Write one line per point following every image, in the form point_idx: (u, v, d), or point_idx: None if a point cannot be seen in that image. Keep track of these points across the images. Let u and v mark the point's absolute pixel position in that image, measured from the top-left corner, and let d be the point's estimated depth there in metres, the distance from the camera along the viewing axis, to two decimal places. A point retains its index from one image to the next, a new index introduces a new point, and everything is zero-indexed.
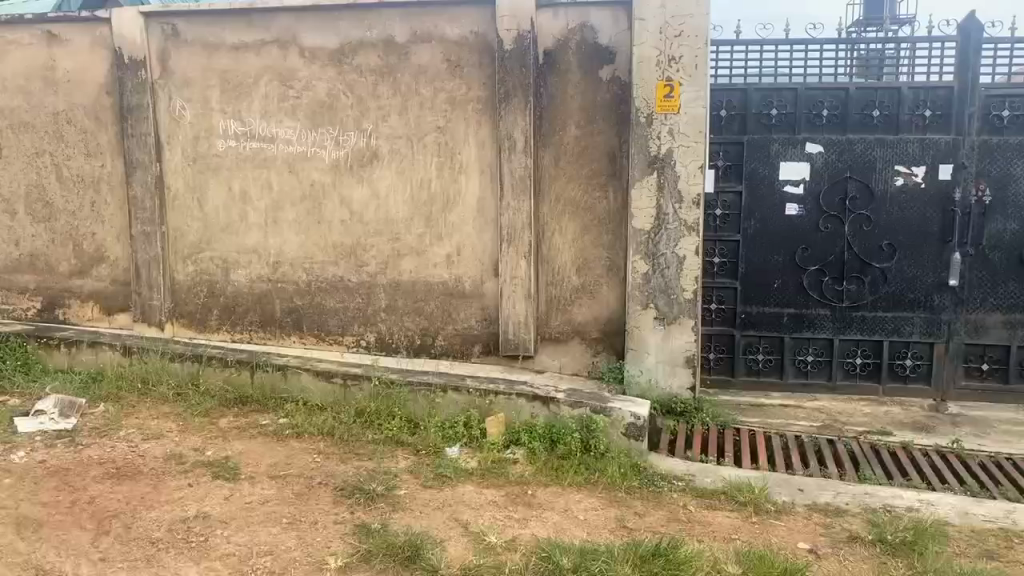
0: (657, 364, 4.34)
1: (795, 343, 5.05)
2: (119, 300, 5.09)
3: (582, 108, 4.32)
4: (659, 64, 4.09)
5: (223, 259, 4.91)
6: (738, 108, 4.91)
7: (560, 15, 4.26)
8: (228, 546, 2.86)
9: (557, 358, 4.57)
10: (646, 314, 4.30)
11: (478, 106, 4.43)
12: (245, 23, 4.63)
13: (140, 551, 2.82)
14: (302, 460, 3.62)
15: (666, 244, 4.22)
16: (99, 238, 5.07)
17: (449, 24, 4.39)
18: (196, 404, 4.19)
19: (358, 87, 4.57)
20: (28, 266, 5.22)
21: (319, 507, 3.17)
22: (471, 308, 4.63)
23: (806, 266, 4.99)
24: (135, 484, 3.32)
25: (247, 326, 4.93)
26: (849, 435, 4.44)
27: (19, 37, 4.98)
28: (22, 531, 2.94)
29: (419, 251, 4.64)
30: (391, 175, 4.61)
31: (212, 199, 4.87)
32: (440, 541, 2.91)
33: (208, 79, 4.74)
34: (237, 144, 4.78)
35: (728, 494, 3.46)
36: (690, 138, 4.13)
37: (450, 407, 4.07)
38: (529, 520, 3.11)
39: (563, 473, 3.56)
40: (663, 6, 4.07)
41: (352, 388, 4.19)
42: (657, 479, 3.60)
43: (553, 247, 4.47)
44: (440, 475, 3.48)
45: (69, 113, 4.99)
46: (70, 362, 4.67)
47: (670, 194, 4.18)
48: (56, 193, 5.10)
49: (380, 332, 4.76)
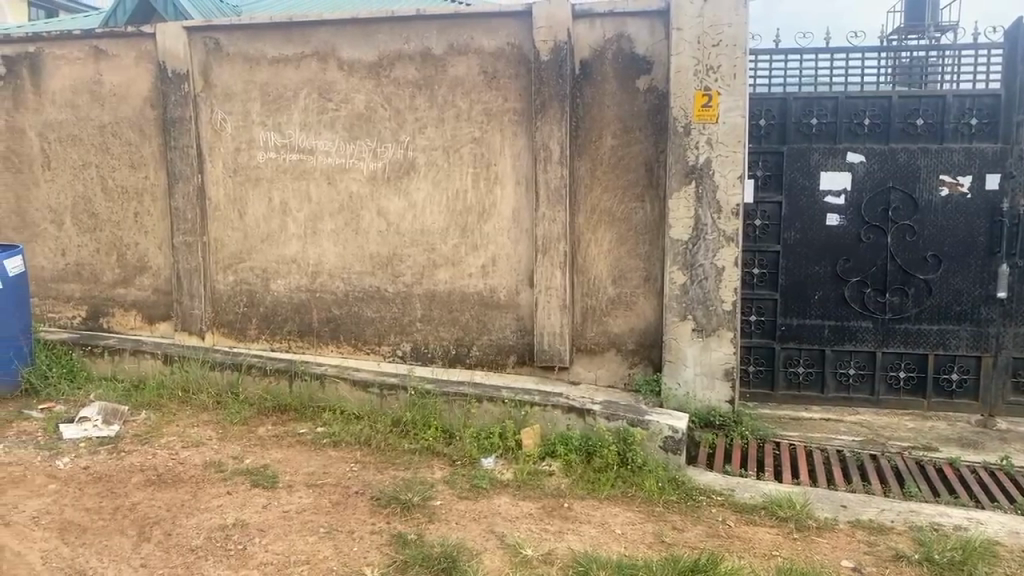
0: (696, 377, 4.28)
1: (837, 356, 4.96)
2: (161, 309, 5.19)
3: (618, 118, 4.29)
4: (697, 73, 4.06)
5: (262, 269, 4.97)
6: (777, 117, 4.84)
7: (597, 25, 4.25)
8: (266, 554, 2.88)
9: (593, 369, 4.54)
10: (685, 325, 4.25)
11: (515, 117, 4.43)
12: (286, 37, 4.70)
13: (180, 558, 2.85)
14: (339, 469, 3.64)
15: (705, 255, 4.17)
16: (142, 248, 5.17)
17: (485, 35, 4.41)
18: (235, 412, 4.23)
19: (395, 99, 4.60)
20: (74, 276, 5.34)
21: (356, 516, 3.18)
22: (506, 318, 4.62)
23: (848, 277, 4.90)
24: (175, 491, 3.36)
25: (286, 335, 4.98)
26: (893, 451, 4.34)
27: (67, 52, 5.11)
28: (66, 535, 2.99)
29: (455, 261, 4.66)
30: (427, 186, 4.63)
31: (253, 210, 4.93)
32: (476, 553, 2.90)
33: (249, 92, 4.82)
34: (277, 156, 4.84)
35: (768, 509, 3.40)
36: (729, 147, 4.08)
37: (485, 417, 4.07)
38: (566, 534, 3.09)
39: (599, 485, 3.53)
40: (701, 15, 4.03)
41: (389, 398, 4.22)
42: (695, 493, 3.55)
43: (589, 258, 4.44)
44: (476, 487, 3.48)
45: (115, 126, 5.11)
46: (114, 370, 4.77)
47: (708, 204, 4.13)
48: (102, 204, 5.22)
49: (415, 342, 4.78)
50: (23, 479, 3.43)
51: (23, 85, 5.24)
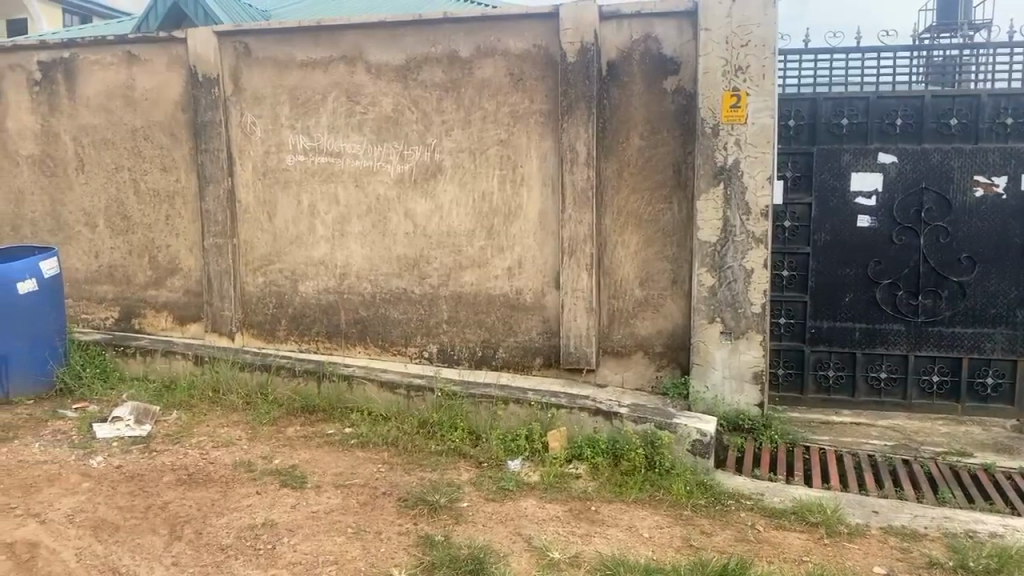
0: (724, 380, 4.24)
1: (868, 359, 4.88)
2: (192, 310, 5.25)
3: (646, 119, 4.27)
4: (726, 73, 4.03)
5: (291, 270, 5.01)
6: (807, 118, 4.79)
7: (624, 27, 4.23)
8: (294, 554, 2.90)
9: (620, 372, 4.52)
10: (713, 328, 4.21)
11: (542, 118, 4.43)
12: (315, 41, 4.74)
13: (211, 557, 2.88)
14: (367, 469, 3.66)
15: (734, 257, 4.13)
16: (174, 250, 5.24)
17: (512, 38, 4.41)
18: (264, 412, 4.27)
19: (422, 102, 4.62)
20: (107, 277, 5.43)
21: (384, 517, 3.19)
22: (532, 320, 4.62)
23: (879, 280, 4.84)
24: (206, 490, 3.40)
25: (314, 336, 5.02)
26: (925, 456, 4.28)
27: (101, 57, 5.19)
28: (99, 533, 3.03)
29: (481, 263, 4.66)
30: (454, 189, 4.65)
31: (282, 213, 4.98)
32: (504, 555, 2.90)
33: (278, 96, 4.87)
34: (305, 159, 4.88)
35: (798, 514, 3.36)
36: (758, 149, 4.05)
37: (512, 420, 4.07)
38: (593, 537, 3.08)
39: (627, 489, 3.52)
40: (730, 15, 4.00)
41: (416, 400, 4.24)
42: (724, 497, 3.52)
43: (616, 260, 4.43)
44: (503, 489, 3.48)
45: (147, 130, 5.19)
46: (146, 370, 4.83)
47: (736, 205, 4.10)
48: (134, 207, 5.30)
49: (442, 344, 4.79)
50: (58, 478, 3.49)
51: (58, 90, 5.34)
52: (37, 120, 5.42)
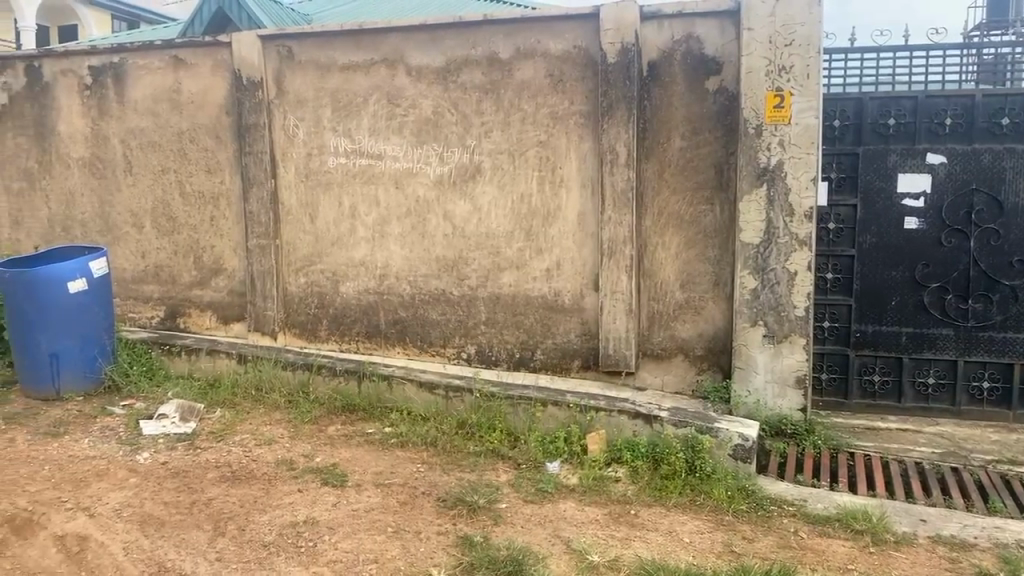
0: (767, 384, 4.18)
1: (915, 364, 4.78)
2: (235, 310, 5.34)
3: (687, 120, 4.23)
4: (769, 73, 3.97)
5: (332, 271, 5.07)
6: (853, 118, 4.70)
7: (665, 27, 4.20)
8: (335, 552, 2.93)
9: (660, 375, 4.48)
10: (755, 331, 4.16)
11: (581, 119, 4.41)
12: (356, 44, 4.79)
13: (253, 554, 2.92)
14: (406, 469, 3.68)
15: (776, 259, 4.07)
16: (218, 251, 5.33)
17: (552, 39, 4.40)
18: (306, 411, 4.32)
19: (462, 104, 4.64)
20: (153, 277, 5.54)
21: (423, 517, 3.21)
22: (571, 322, 4.60)
23: (927, 283, 4.73)
24: (249, 487, 3.45)
25: (354, 336, 5.07)
26: (975, 464, 4.17)
27: (149, 61, 5.31)
28: (146, 528, 3.09)
29: (520, 265, 4.66)
30: (493, 190, 4.65)
31: (324, 215, 5.03)
32: (542, 557, 2.89)
33: (321, 98, 4.92)
34: (347, 161, 4.93)
35: (843, 522, 3.30)
36: (802, 149, 3.98)
37: (550, 422, 4.06)
38: (633, 541, 3.05)
39: (667, 493, 3.49)
40: (773, 14, 3.94)
41: (454, 400, 4.26)
42: (765, 502, 3.47)
43: (656, 262, 4.39)
44: (542, 491, 3.47)
45: (192, 133, 5.28)
46: (191, 368, 4.92)
47: (780, 206, 4.04)
48: (180, 208, 5.40)
49: (480, 345, 4.80)
50: (106, 473, 3.57)
51: (108, 94, 5.46)
52: (88, 124, 5.56)
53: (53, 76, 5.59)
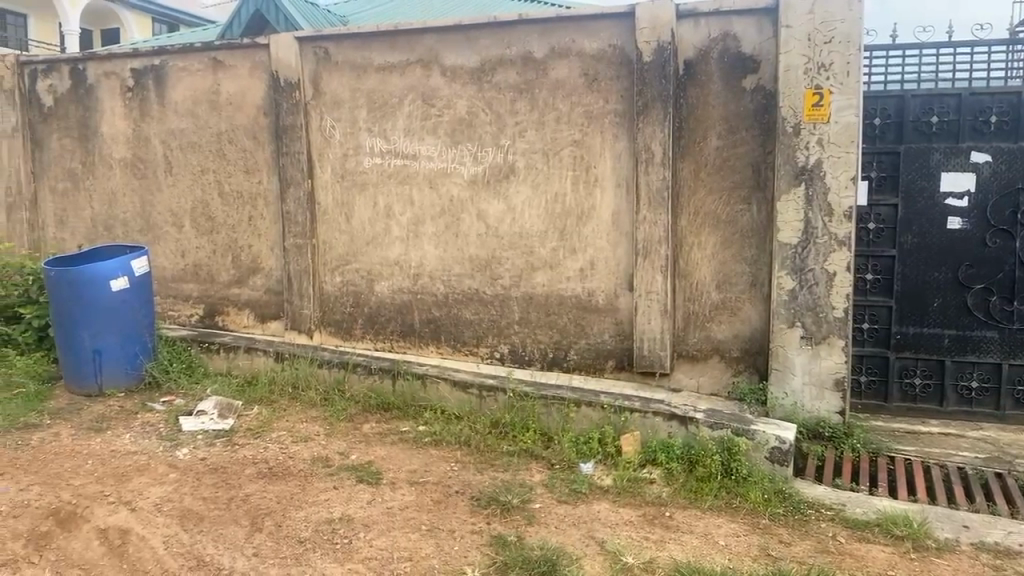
0: (804, 386, 4.12)
1: (957, 367, 4.68)
2: (272, 309, 5.41)
3: (724, 119, 4.19)
4: (808, 72, 3.91)
5: (367, 271, 5.11)
6: (894, 116, 4.61)
7: (702, 24, 4.16)
8: (370, 549, 2.95)
9: (695, 376, 4.45)
10: (793, 332, 4.10)
11: (616, 119, 4.39)
12: (392, 45, 4.82)
13: (290, 550, 2.96)
14: (440, 468, 3.69)
15: (815, 259, 4.01)
16: (255, 250, 5.41)
17: (587, 38, 4.39)
18: (341, 409, 4.36)
19: (496, 104, 4.64)
20: (193, 276, 5.64)
21: (456, 515, 3.22)
22: (604, 323, 4.58)
23: (970, 284, 4.64)
24: (286, 484, 3.49)
25: (389, 335, 5.11)
26: (1020, 470, 4.07)
27: (189, 63, 5.40)
28: (185, 523, 3.15)
29: (553, 265, 4.66)
30: (527, 190, 4.65)
31: (359, 214, 5.08)
32: (576, 558, 2.88)
33: (357, 99, 4.97)
34: (382, 161, 4.97)
35: (882, 526, 3.25)
36: (841, 148, 3.91)
37: (583, 422, 4.05)
38: (667, 543, 3.03)
39: (702, 495, 3.46)
40: (812, 11, 3.87)
41: (488, 399, 4.27)
42: (803, 506, 3.42)
43: (691, 262, 4.36)
44: (575, 491, 3.46)
45: (231, 134, 5.36)
46: (229, 365, 5.00)
47: (818, 206, 3.97)
48: (219, 208, 5.48)
49: (513, 345, 4.80)
50: (147, 468, 3.63)
51: (149, 96, 5.57)
52: (129, 125, 5.67)
53: (97, 79, 5.71)
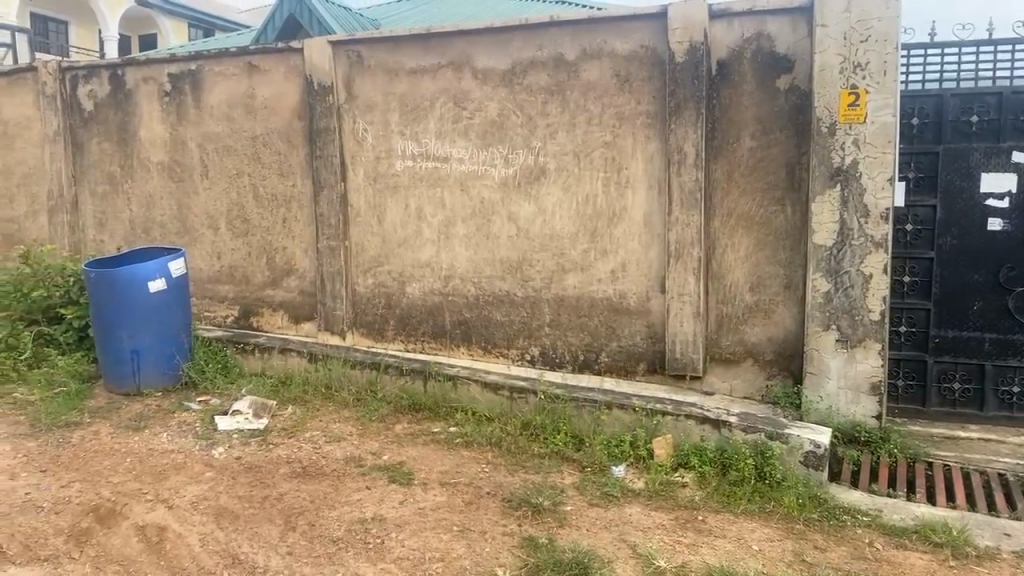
0: (840, 390, 4.06)
1: (998, 372, 4.58)
2: (306, 310, 5.47)
3: (757, 119, 4.15)
4: (843, 71, 3.85)
5: (399, 273, 5.15)
6: (932, 115, 4.54)
7: (735, 25, 4.13)
8: (402, 549, 2.97)
9: (728, 379, 4.41)
10: (828, 335, 4.05)
11: (648, 120, 4.37)
12: (424, 48, 4.85)
13: (323, 549, 2.99)
14: (471, 469, 3.71)
15: (851, 261, 3.96)
16: (289, 252, 5.47)
17: (619, 39, 4.37)
18: (373, 410, 4.39)
19: (528, 106, 4.64)
20: (228, 277, 5.72)
21: (488, 517, 3.22)
22: (636, 325, 4.57)
23: (1011, 287, 4.54)
24: (319, 483, 3.53)
25: (420, 336, 5.14)
26: None
27: (224, 68, 5.48)
28: (221, 521, 3.19)
29: (584, 266, 4.65)
30: (558, 192, 4.65)
31: (391, 216, 5.11)
32: (608, 561, 2.87)
33: (389, 103, 5.00)
34: (414, 164, 5.00)
35: (920, 533, 3.19)
36: (878, 148, 3.85)
37: (615, 425, 4.04)
38: (700, 547, 3.01)
39: (736, 499, 3.42)
40: (848, 10, 3.82)
41: (519, 401, 4.27)
42: (838, 511, 3.37)
43: (725, 264, 4.32)
44: (607, 494, 3.45)
45: (266, 137, 5.43)
46: (263, 366, 5.06)
47: (854, 208, 3.92)
48: (253, 210, 5.55)
49: (544, 346, 4.80)
50: (184, 467, 3.69)
51: (186, 100, 5.66)
52: (166, 129, 5.77)
53: (135, 84, 5.82)
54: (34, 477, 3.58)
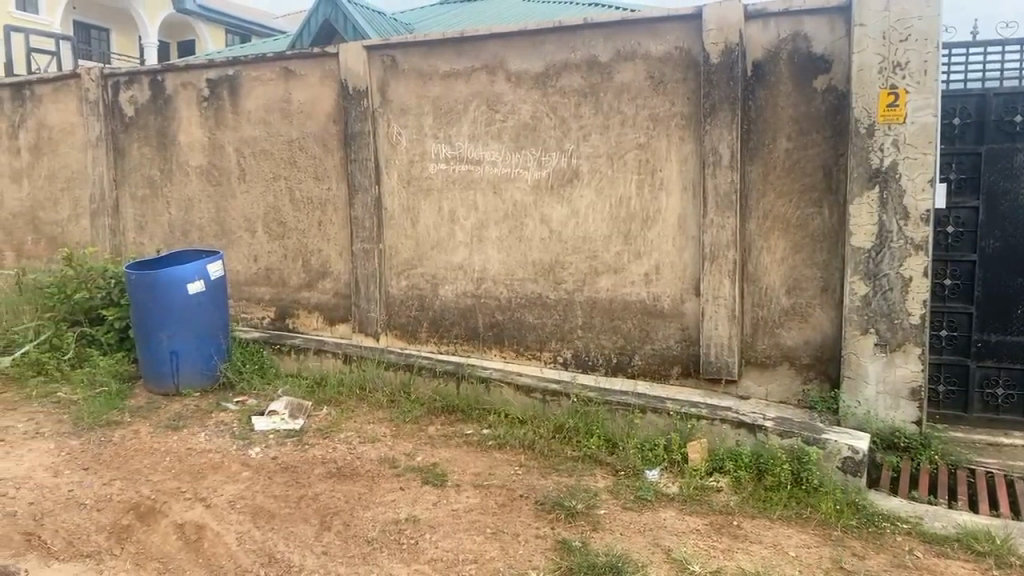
0: (878, 396, 4.00)
1: None
2: (340, 312, 5.52)
3: (794, 120, 4.10)
4: (882, 71, 3.79)
5: (432, 275, 5.17)
6: (974, 115, 4.45)
7: (771, 25, 4.09)
8: (436, 551, 2.98)
9: (763, 384, 4.36)
10: (866, 339, 3.99)
11: (682, 121, 4.34)
12: (457, 51, 4.88)
13: (358, 549, 3.01)
14: (504, 471, 3.71)
15: (890, 264, 3.89)
16: (324, 254, 5.53)
17: (653, 40, 4.35)
18: (407, 411, 4.42)
19: (561, 108, 4.64)
20: (265, 279, 5.80)
21: (521, 519, 3.23)
22: (670, 328, 4.54)
23: None
24: (354, 484, 3.56)
25: (453, 338, 5.16)
26: None
27: (261, 73, 5.55)
28: (257, 520, 3.24)
29: (617, 269, 4.63)
30: (591, 194, 4.64)
31: (425, 219, 5.14)
32: (642, 565, 2.86)
33: (422, 106, 5.04)
34: (447, 167, 5.02)
35: (962, 542, 3.14)
36: (918, 149, 3.79)
37: (649, 428, 4.01)
38: (736, 552, 2.98)
39: (772, 505, 3.38)
40: (887, 9, 3.75)
41: (552, 404, 4.26)
42: (878, 518, 3.32)
43: (760, 267, 4.28)
44: (641, 498, 3.44)
45: (301, 141, 5.50)
46: (299, 367, 5.12)
47: (894, 210, 3.85)
48: (289, 213, 5.62)
49: (577, 349, 4.80)
50: (221, 466, 3.75)
51: (224, 105, 5.75)
52: (205, 133, 5.87)
53: (174, 89, 5.93)
54: (76, 474, 3.66)
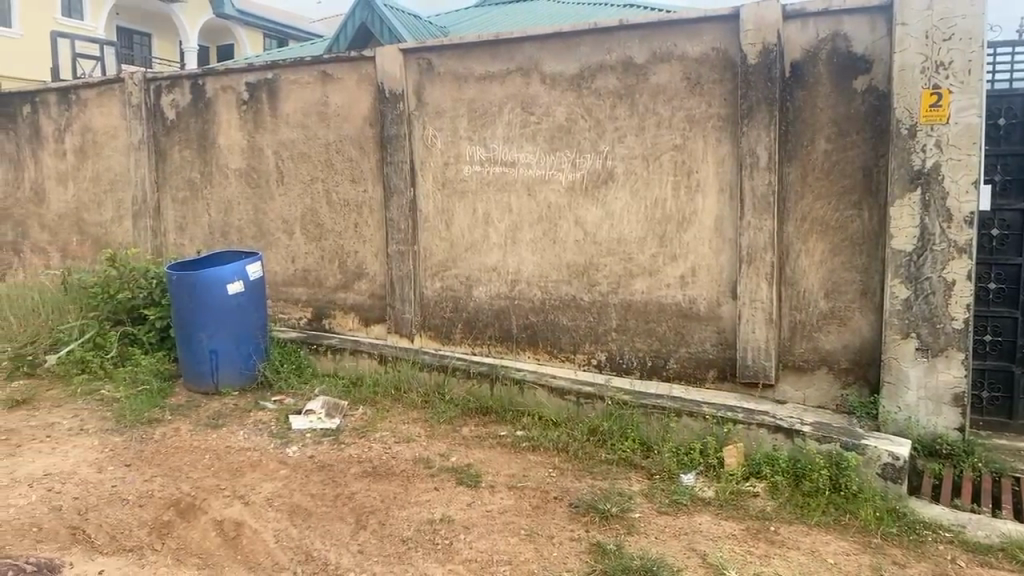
0: (920, 401, 3.92)
1: None
2: (375, 312, 5.58)
3: (833, 121, 4.05)
4: (925, 71, 3.72)
5: (466, 276, 5.20)
6: (1020, 115, 4.36)
7: (810, 25, 4.04)
8: (470, 551, 3.00)
9: (801, 388, 4.31)
10: (907, 344, 3.92)
11: (719, 122, 4.31)
12: (493, 54, 4.90)
13: (393, 548, 3.04)
14: (538, 473, 3.71)
15: (932, 267, 3.82)
16: (360, 256, 5.58)
17: (689, 41, 4.33)
18: (442, 412, 4.44)
19: (596, 110, 4.64)
20: (301, 280, 5.87)
21: (555, 521, 3.23)
22: (705, 331, 4.50)
23: None
24: (389, 483, 3.59)
25: (487, 340, 5.17)
26: None
27: (299, 76, 5.63)
28: (294, 518, 3.28)
29: (652, 271, 4.61)
30: (626, 196, 4.63)
31: (459, 221, 5.17)
32: (677, 569, 2.84)
33: (457, 109, 5.06)
34: (482, 169, 5.04)
35: (1007, 552, 3.08)
36: (961, 150, 3.72)
37: (684, 432, 3.98)
38: (773, 558, 2.95)
39: (810, 510, 3.34)
40: (929, 8, 3.69)
41: (586, 407, 4.26)
42: (919, 525, 3.26)
43: (798, 269, 4.23)
44: (676, 502, 3.42)
45: (338, 144, 5.56)
46: (336, 367, 5.19)
47: (936, 212, 3.78)
48: (326, 215, 5.69)
49: (612, 351, 4.78)
50: (259, 464, 3.80)
51: (262, 108, 5.84)
52: (244, 136, 5.96)
53: (215, 93, 6.03)
54: (119, 471, 3.74)
